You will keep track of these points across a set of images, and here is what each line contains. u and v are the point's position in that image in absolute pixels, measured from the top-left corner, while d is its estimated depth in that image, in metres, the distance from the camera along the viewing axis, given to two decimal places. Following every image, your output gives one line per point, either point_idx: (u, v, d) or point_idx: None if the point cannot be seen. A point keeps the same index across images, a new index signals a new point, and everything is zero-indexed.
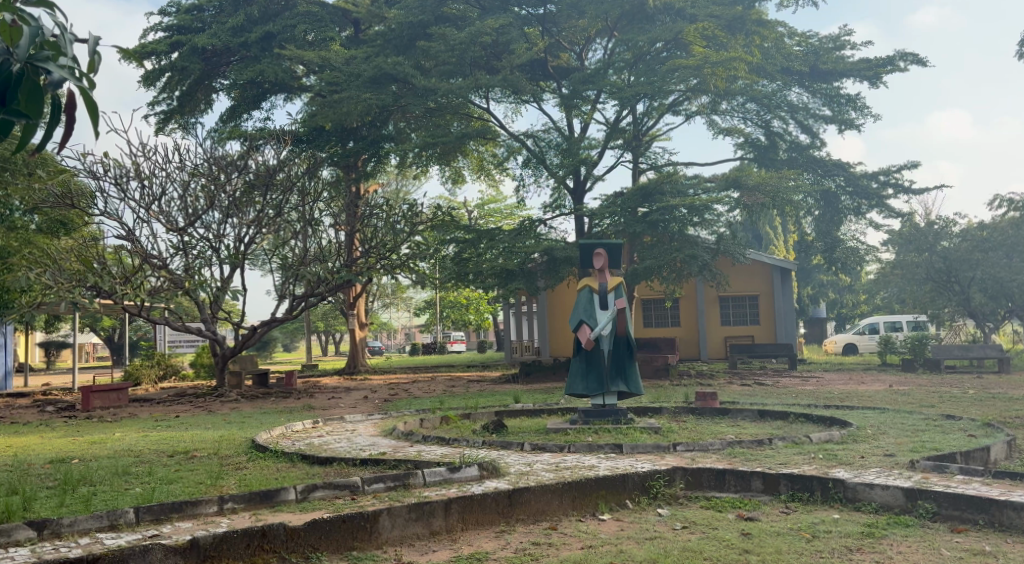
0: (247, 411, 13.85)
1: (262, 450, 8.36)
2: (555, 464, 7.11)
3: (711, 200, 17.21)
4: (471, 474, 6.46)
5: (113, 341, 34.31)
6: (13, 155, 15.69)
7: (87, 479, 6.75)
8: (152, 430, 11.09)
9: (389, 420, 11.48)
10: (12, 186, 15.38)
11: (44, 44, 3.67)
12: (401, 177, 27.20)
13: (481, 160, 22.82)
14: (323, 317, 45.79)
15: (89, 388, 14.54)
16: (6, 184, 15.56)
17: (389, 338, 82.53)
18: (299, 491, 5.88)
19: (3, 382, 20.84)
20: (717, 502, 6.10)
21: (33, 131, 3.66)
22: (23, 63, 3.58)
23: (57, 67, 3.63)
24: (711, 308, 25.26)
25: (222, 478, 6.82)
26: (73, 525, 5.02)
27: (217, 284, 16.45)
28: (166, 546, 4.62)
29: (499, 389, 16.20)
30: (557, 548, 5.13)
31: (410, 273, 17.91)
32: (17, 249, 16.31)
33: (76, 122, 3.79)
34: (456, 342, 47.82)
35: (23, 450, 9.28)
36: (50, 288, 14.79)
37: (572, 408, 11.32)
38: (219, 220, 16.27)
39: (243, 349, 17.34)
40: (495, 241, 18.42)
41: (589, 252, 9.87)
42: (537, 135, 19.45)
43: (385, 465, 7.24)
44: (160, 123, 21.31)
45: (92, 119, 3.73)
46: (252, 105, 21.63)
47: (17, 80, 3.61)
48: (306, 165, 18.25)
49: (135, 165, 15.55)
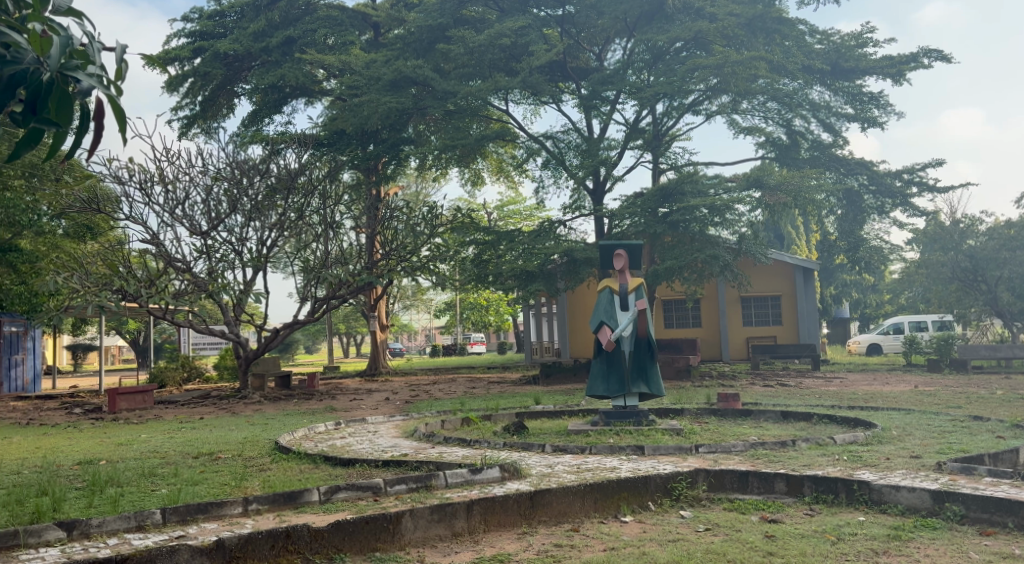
0: (270, 412, 13.95)
1: (286, 451, 8.45)
2: (576, 466, 7.11)
3: (733, 200, 16.94)
4: (492, 476, 6.48)
5: (139, 344, 34.64)
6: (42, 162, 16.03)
7: (114, 480, 6.84)
8: (176, 431, 11.24)
9: (410, 422, 11.56)
10: (41, 192, 15.86)
11: (73, 53, 3.78)
12: (421, 179, 27.33)
13: (500, 162, 22.85)
14: (344, 318, 46.29)
15: (116, 390, 14.69)
16: (36, 191, 15.92)
17: (410, 340, 82.59)
18: (322, 492, 5.94)
19: (32, 386, 21.13)
20: (741, 504, 6.07)
21: (63, 138, 3.74)
22: (53, 73, 3.67)
23: (86, 75, 3.75)
24: (733, 309, 25.09)
25: (246, 479, 6.88)
26: (101, 526, 5.09)
27: (240, 286, 16.56)
28: (193, 547, 4.69)
29: (519, 391, 16.29)
30: (580, 550, 5.13)
31: (430, 275, 17.99)
32: (46, 253, 16.74)
33: (104, 129, 3.88)
34: (477, 344, 47.83)
35: (52, 451, 9.41)
36: (77, 292, 15.08)
37: (593, 411, 11.29)
38: (242, 224, 16.40)
39: (265, 353, 17.35)
40: (514, 243, 18.50)
41: (609, 252, 9.80)
42: (556, 137, 19.42)
43: (406, 466, 7.30)
44: (183, 128, 21.54)
45: (120, 124, 3.86)
46: (274, 109, 21.83)
47: (47, 87, 3.69)
48: (326, 169, 18.43)
49: (159, 170, 15.72)
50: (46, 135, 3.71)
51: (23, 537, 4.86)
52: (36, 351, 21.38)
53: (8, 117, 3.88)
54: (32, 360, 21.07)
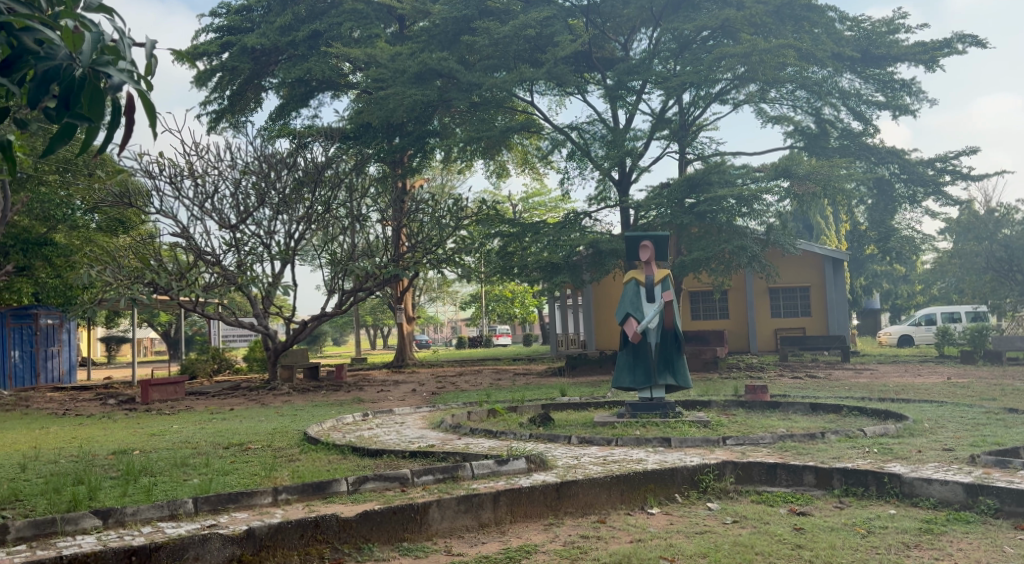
0: (299, 404, 14.09)
1: (314, 442, 8.52)
2: (602, 458, 7.10)
3: (761, 189, 16.79)
4: (518, 467, 6.50)
5: (171, 336, 35.08)
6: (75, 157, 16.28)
7: (148, 470, 6.94)
8: (207, 422, 11.38)
9: (436, 413, 11.60)
10: (74, 187, 16.22)
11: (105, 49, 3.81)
12: (447, 172, 27.36)
13: (525, 153, 22.79)
14: (371, 311, 46.51)
15: (148, 381, 14.91)
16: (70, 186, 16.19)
17: (436, 332, 82.85)
18: (350, 483, 5.99)
19: (67, 377, 21.56)
20: (769, 497, 6.04)
21: (95, 133, 3.77)
22: (85, 68, 3.70)
23: (117, 70, 3.78)
24: (761, 300, 24.92)
25: (276, 469, 6.95)
26: (136, 514, 5.17)
27: (269, 278, 16.71)
28: (224, 536, 4.75)
29: (545, 383, 16.30)
30: (606, 542, 5.13)
31: (456, 268, 18.01)
32: (80, 247, 17.10)
33: (135, 123, 3.91)
34: (502, 336, 47.88)
35: (87, 441, 9.57)
36: (110, 285, 15.30)
37: (620, 403, 11.27)
38: (270, 217, 16.53)
39: (294, 345, 17.50)
40: (539, 235, 18.43)
41: (635, 243, 9.70)
42: (581, 128, 19.34)
43: (433, 457, 7.33)
44: (212, 123, 21.72)
45: (151, 118, 3.89)
46: (300, 103, 21.93)
47: (80, 83, 3.72)
48: (352, 163, 18.52)
49: (189, 164, 15.88)
50: (79, 131, 3.75)
51: (61, 525, 4.95)
52: (71, 343, 21.81)
53: (42, 113, 3.91)
54: (66, 352, 21.52)
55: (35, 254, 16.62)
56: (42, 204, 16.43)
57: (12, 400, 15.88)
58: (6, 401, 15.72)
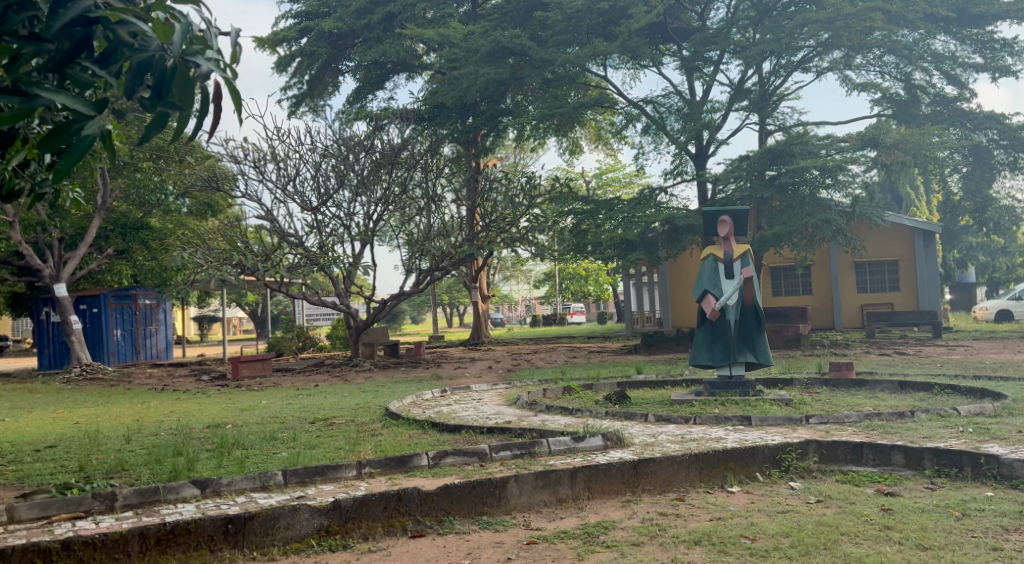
0: (380, 380, 14.39)
1: (395, 417, 8.68)
2: (680, 436, 7.04)
3: (846, 160, 16.32)
4: (595, 444, 6.50)
5: (257, 315, 36.22)
6: (168, 144, 16.88)
7: (240, 443, 7.20)
8: (293, 397, 11.74)
9: (513, 390, 11.69)
10: (167, 173, 16.83)
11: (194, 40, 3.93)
12: (520, 150, 27.35)
13: (600, 129, 22.59)
14: (447, 289, 47.01)
15: (238, 358, 15.44)
16: (162, 172, 16.79)
17: (511, 310, 83.30)
18: (430, 457, 6.08)
19: (166, 355, 22.21)
20: (855, 477, 5.89)
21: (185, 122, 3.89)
22: (175, 58, 3.82)
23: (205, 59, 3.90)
24: (846, 274, 24.25)
25: (359, 443, 7.11)
26: (231, 485, 5.38)
27: (350, 259, 17.04)
28: (313, 507, 4.90)
29: (621, 360, 16.26)
30: (685, 519, 5.09)
31: (530, 246, 18.01)
32: (173, 230, 18.18)
33: (223, 110, 4.02)
34: (577, 314, 47.84)
35: (183, 415, 9.98)
36: (201, 267, 15.89)
37: (697, 380, 11.15)
38: (350, 199, 16.83)
39: (374, 323, 17.84)
40: (613, 212, 18.41)
41: (712, 219, 9.50)
42: (657, 101, 19.03)
43: (510, 433, 7.39)
44: (292, 107, 22.17)
45: (237, 105, 3.98)
46: (376, 85, 22.20)
47: (170, 73, 3.86)
48: (427, 143, 18.69)
49: (272, 149, 16.27)
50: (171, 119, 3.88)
51: (163, 493, 5.18)
52: (168, 322, 22.39)
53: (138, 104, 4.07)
54: (164, 331, 22.11)
55: (132, 237, 18.06)
56: (137, 190, 17.64)
57: (117, 376, 16.68)
58: (108, 376, 16.55)
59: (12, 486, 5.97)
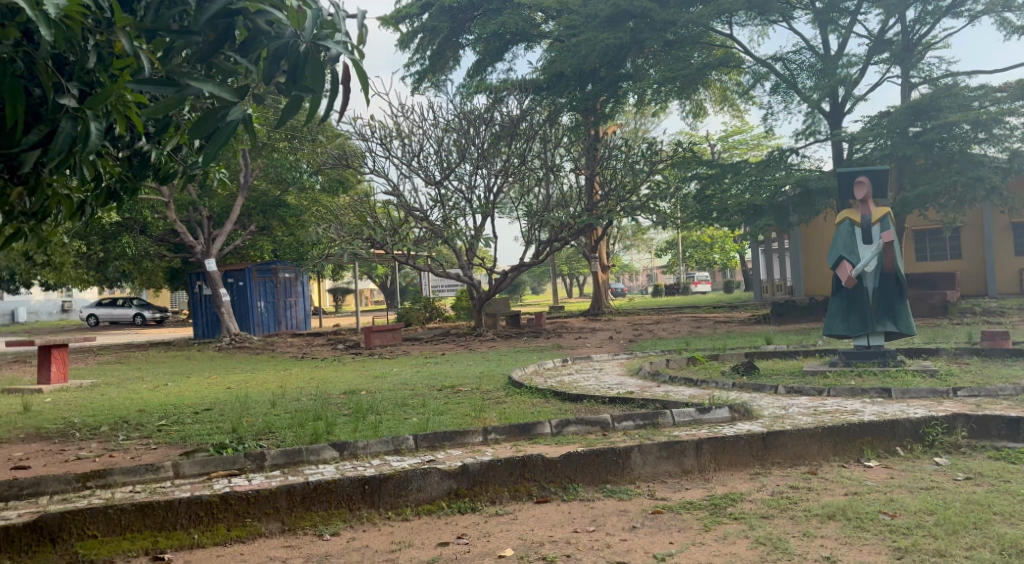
0: (503, 349, 14.54)
1: (519, 386, 8.73)
2: (814, 408, 6.74)
3: (1002, 111, 15.17)
4: (722, 416, 6.30)
5: (385, 287, 37.30)
6: (302, 125, 17.48)
7: (373, 408, 7.41)
8: (422, 365, 12.01)
9: (636, 360, 11.54)
10: (300, 152, 17.47)
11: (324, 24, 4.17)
12: (640, 116, 26.85)
13: (725, 90, 21.83)
14: (568, 260, 46.98)
15: (370, 327, 15.95)
16: (297, 151, 17.44)
17: (633, 279, 82.47)
18: (553, 425, 6.06)
19: (304, 325, 23.24)
20: (1009, 453, 5.46)
21: (319, 102, 4.14)
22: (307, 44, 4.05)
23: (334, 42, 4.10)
24: (1001, 238, 22.48)
25: (484, 411, 7.18)
26: (366, 448, 5.52)
27: (472, 232, 17.20)
28: (443, 470, 4.97)
29: (749, 330, 15.81)
30: (818, 493, 4.87)
31: (651, 214, 17.58)
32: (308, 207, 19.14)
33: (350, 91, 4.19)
34: (702, 283, 46.83)
35: (320, 382, 10.40)
36: (335, 241, 16.52)
37: (831, 350, 10.68)
38: (471, 172, 16.95)
39: (497, 294, 18.01)
40: (741, 176, 17.67)
41: (851, 180, 9.03)
42: (787, 58, 18.23)
43: (634, 403, 7.27)
44: (415, 83, 22.48)
45: (364, 86, 4.15)
46: (496, 57, 22.22)
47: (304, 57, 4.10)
48: (547, 114, 18.57)
49: (396, 125, 16.57)
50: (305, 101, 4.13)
51: (306, 455, 5.38)
52: (306, 294, 23.38)
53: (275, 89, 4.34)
54: (303, 302, 23.11)
55: (273, 214, 19.26)
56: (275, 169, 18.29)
57: (260, 344, 17.56)
58: (254, 344, 17.44)
59: (175, 445, 6.35)
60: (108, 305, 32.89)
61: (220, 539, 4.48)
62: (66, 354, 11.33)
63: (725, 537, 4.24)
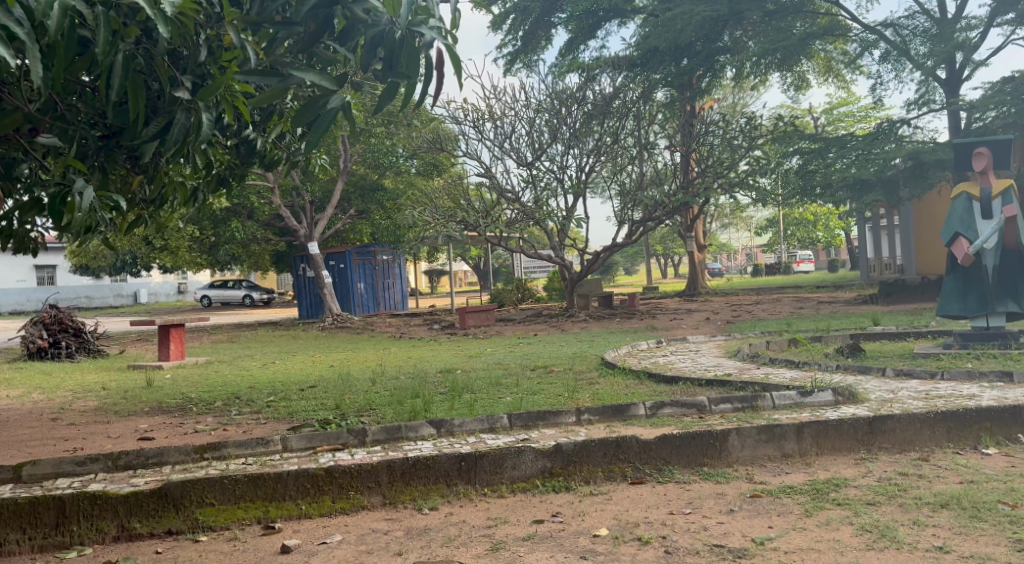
0: (596, 330, 14.45)
1: (612, 367, 8.64)
2: (925, 392, 6.41)
3: None
4: (825, 399, 6.06)
5: (479, 268, 37.64)
6: (399, 110, 17.71)
7: (469, 387, 7.47)
8: (516, 345, 12.05)
9: (734, 342, 11.27)
10: (397, 137, 17.76)
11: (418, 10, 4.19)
12: (738, 90, 26.12)
13: (830, 60, 20.96)
14: (662, 239, 46.34)
15: (465, 308, 16.11)
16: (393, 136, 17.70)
17: (730, 258, 80.66)
18: (648, 407, 5.95)
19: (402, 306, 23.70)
20: None
21: (414, 88, 4.20)
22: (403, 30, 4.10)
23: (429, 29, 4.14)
24: None
25: (578, 391, 7.12)
26: (462, 426, 5.56)
27: (564, 212, 17.11)
28: (536, 449, 4.95)
29: (854, 311, 15.23)
30: (930, 481, 4.62)
31: (750, 191, 17.12)
32: (404, 190, 19.33)
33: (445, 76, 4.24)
34: (803, 262, 45.36)
35: (417, 360, 10.58)
36: (429, 224, 16.70)
37: (945, 332, 10.15)
38: (563, 152, 16.85)
39: (590, 275, 17.88)
40: (846, 150, 17.00)
41: (967, 151, 8.51)
42: (899, 24, 17.28)
43: (732, 386, 7.08)
44: (508, 65, 22.41)
45: (458, 71, 4.19)
46: (589, 35, 21.97)
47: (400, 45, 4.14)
48: (640, 90, 18.24)
49: (489, 108, 16.60)
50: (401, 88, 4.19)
51: (405, 431, 5.46)
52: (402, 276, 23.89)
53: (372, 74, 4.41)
54: (401, 284, 23.60)
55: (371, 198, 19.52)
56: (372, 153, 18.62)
57: (360, 324, 18.00)
58: (354, 324, 17.89)
59: (283, 420, 6.55)
60: (219, 287, 34.36)
61: (326, 510, 4.60)
62: (184, 333, 11.86)
63: (828, 523, 4.07)
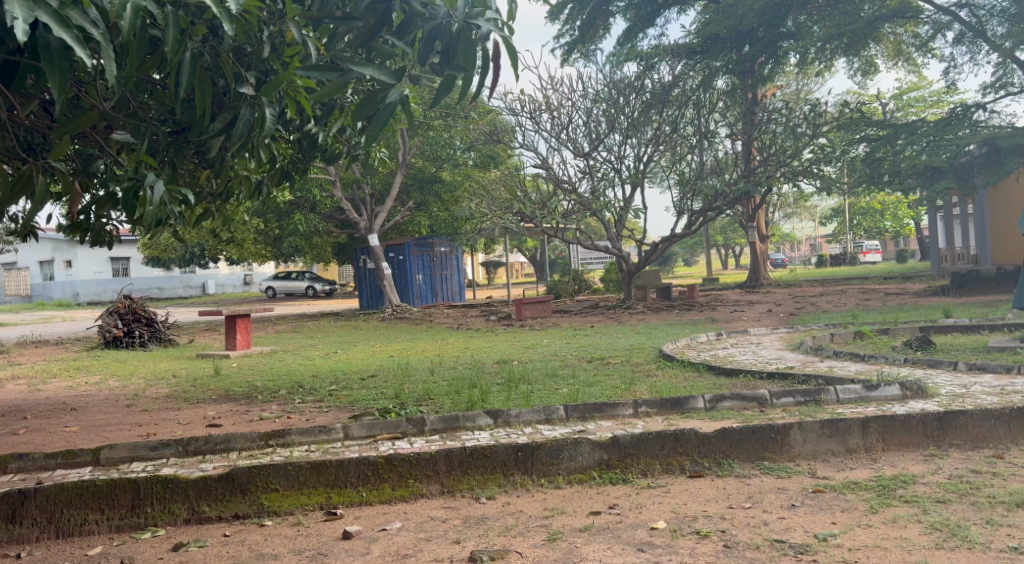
0: (655, 322, 14.31)
1: (671, 359, 8.54)
2: (998, 387, 6.17)
3: None
4: (892, 394, 5.88)
5: (537, 259, 37.59)
6: (456, 102, 17.76)
7: (525, 378, 7.46)
8: (572, 337, 12.00)
9: (796, 334, 11.03)
10: (455, 129, 17.82)
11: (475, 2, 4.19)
12: (802, 77, 25.51)
13: (899, 44, 20.30)
14: (722, 229, 45.64)
15: (522, 299, 16.11)
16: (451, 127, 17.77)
17: (793, 249, 78.99)
18: (707, 400, 5.86)
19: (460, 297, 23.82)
20: None
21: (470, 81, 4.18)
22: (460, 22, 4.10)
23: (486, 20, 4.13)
24: None
25: (635, 383, 7.05)
26: (518, 416, 5.56)
27: (621, 203, 16.95)
28: (593, 441, 4.92)
29: (923, 302, 14.76)
30: (1004, 479, 4.45)
31: (814, 180, 16.65)
32: (461, 182, 19.40)
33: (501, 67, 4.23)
34: (870, 252, 44.16)
35: (474, 351, 10.62)
36: (487, 216, 16.73)
37: (1020, 325, 9.76)
38: (620, 142, 16.70)
39: (648, 266, 17.65)
40: (917, 135, 16.53)
41: None
42: (974, 4, 16.69)
43: (794, 379, 6.93)
44: (566, 55, 22.28)
45: (514, 62, 4.18)
46: (648, 23, 21.71)
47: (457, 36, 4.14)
48: (700, 78, 17.95)
49: (546, 98, 16.54)
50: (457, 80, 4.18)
51: (462, 421, 5.48)
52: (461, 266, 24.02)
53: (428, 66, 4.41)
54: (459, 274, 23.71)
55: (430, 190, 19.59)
56: (431, 146, 18.74)
57: (419, 315, 18.16)
58: (413, 315, 18.06)
59: (344, 409, 6.64)
60: (283, 278, 35.05)
61: (386, 497, 4.65)
62: (249, 324, 12.11)
63: (895, 521, 3.95)
